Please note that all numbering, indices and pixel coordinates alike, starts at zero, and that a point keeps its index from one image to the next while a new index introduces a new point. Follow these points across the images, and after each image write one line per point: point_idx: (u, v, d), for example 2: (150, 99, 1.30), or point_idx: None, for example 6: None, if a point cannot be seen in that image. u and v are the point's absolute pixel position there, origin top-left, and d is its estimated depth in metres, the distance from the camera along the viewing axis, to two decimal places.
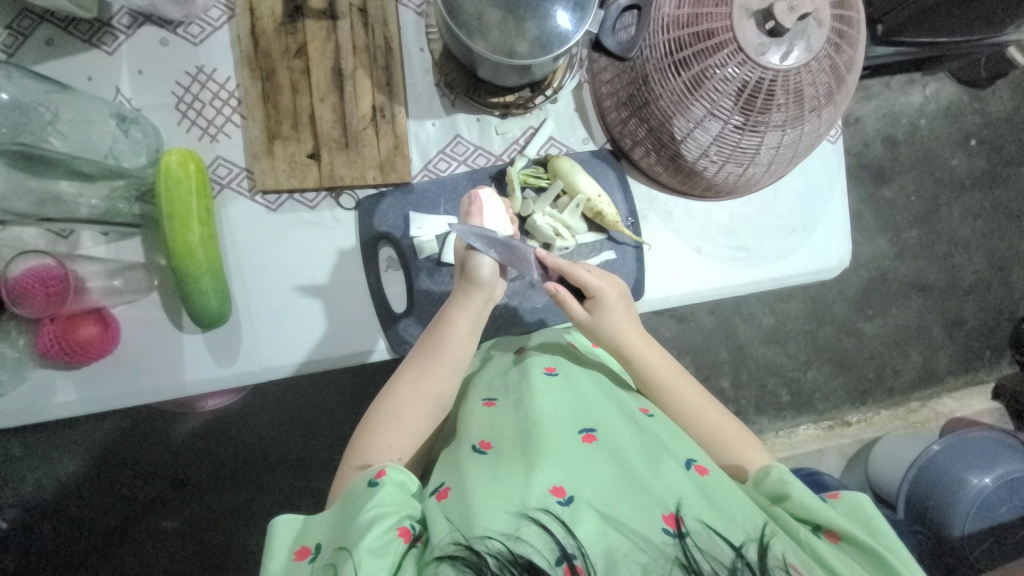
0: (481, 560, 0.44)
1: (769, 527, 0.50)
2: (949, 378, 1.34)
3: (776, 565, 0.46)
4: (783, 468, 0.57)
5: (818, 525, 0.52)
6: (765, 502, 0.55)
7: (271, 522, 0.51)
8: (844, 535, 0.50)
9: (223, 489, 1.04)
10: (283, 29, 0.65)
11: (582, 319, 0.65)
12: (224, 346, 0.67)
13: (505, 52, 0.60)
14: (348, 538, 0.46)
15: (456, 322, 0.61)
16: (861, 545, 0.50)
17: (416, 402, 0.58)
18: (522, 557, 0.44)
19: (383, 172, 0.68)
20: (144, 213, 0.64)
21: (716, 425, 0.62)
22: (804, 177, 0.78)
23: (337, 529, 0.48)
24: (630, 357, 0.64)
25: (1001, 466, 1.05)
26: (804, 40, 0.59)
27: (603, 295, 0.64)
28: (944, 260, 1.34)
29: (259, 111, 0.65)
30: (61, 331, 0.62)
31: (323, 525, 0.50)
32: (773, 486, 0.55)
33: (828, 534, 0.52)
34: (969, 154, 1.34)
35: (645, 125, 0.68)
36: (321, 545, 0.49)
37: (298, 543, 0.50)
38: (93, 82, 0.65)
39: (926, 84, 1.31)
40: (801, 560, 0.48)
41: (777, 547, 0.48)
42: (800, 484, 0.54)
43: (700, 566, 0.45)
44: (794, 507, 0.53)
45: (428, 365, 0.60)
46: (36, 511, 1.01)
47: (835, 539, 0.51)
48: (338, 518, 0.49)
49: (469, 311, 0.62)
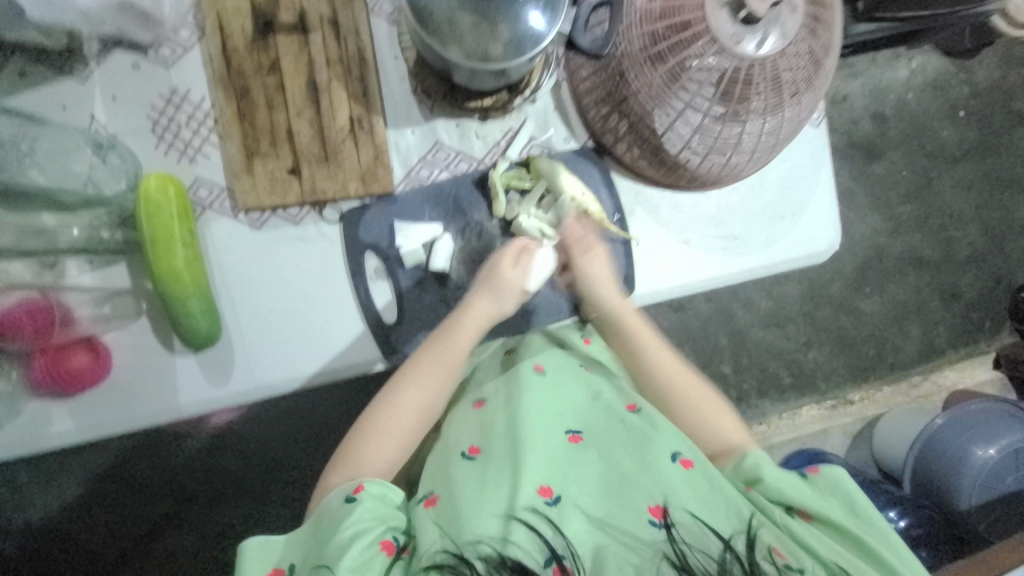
0: (470, 566, 0.44)
1: (755, 517, 0.51)
2: (950, 351, 1.34)
3: (762, 556, 0.47)
4: (757, 452, 0.56)
5: (792, 506, 0.53)
6: (741, 487, 0.55)
7: (241, 548, 0.51)
8: (817, 514, 0.52)
9: (232, 504, 1.05)
10: (255, 46, 0.65)
11: (573, 258, 0.66)
12: (217, 369, 0.67)
13: (478, 57, 0.60)
14: (327, 554, 0.46)
15: (461, 334, 0.61)
16: (836, 523, 0.51)
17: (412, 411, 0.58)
18: (511, 558, 0.45)
19: (365, 183, 0.68)
20: (128, 239, 0.64)
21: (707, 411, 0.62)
22: (790, 162, 0.78)
23: (313, 550, 0.48)
24: (618, 312, 0.66)
25: (1003, 436, 1.04)
26: (778, 27, 0.59)
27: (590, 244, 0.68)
28: (939, 233, 1.33)
29: (236, 130, 0.65)
30: (52, 362, 0.62)
31: (301, 544, 0.50)
32: (748, 471, 0.55)
33: (801, 513, 0.53)
34: (958, 126, 1.33)
35: (625, 121, 0.67)
36: (294, 566, 0.49)
37: (275, 563, 0.50)
38: (68, 111, 0.64)
39: (912, 57, 1.29)
40: (784, 544, 0.49)
41: (763, 536, 0.49)
42: (776, 469, 0.55)
43: (689, 559, 0.46)
44: (769, 493, 0.53)
45: (431, 374, 0.59)
46: (49, 535, 1.02)
47: (808, 518, 0.53)
48: (314, 538, 0.49)
49: (472, 322, 0.61)
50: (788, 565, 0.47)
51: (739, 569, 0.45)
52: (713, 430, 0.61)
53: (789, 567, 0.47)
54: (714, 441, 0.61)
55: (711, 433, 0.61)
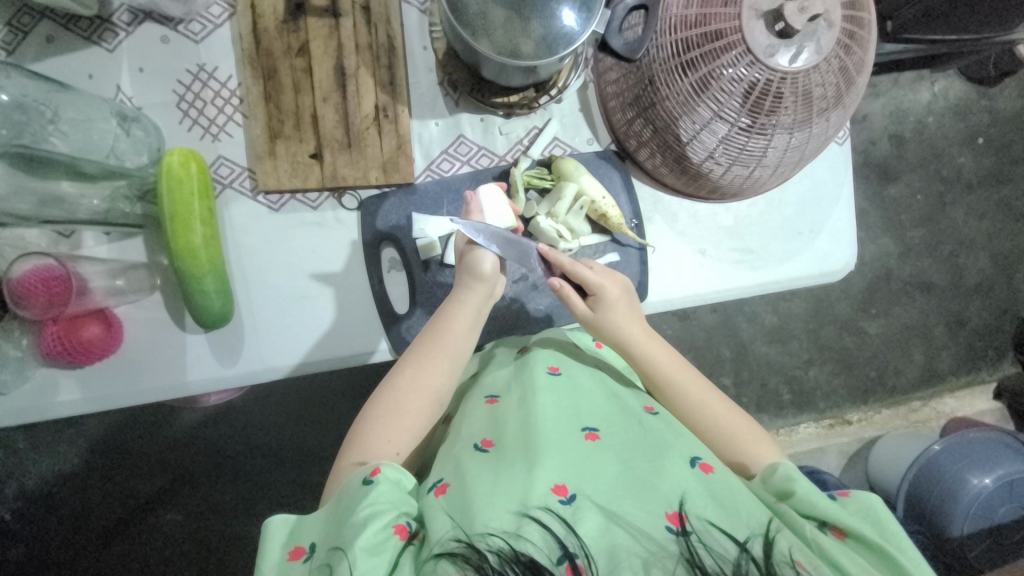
0: (482, 558, 0.43)
1: (774, 523, 0.49)
2: (952, 378, 1.34)
3: (782, 562, 0.45)
4: (789, 465, 0.56)
5: (825, 522, 0.51)
6: (771, 499, 0.54)
7: (264, 523, 0.51)
8: (851, 531, 0.50)
9: (227, 484, 1.05)
10: (285, 27, 0.64)
11: (584, 315, 0.64)
12: (227, 347, 0.67)
13: (509, 52, 0.59)
14: (342, 537, 0.46)
15: (457, 319, 0.61)
16: (868, 541, 0.50)
17: (416, 396, 0.58)
18: (523, 555, 0.44)
19: (386, 172, 0.67)
20: (147, 214, 0.64)
21: (724, 423, 0.61)
22: (811, 179, 0.77)
23: (329, 531, 0.48)
24: (634, 354, 0.63)
25: (1001, 467, 1.04)
26: (814, 42, 0.58)
27: (605, 292, 0.63)
28: (949, 259, 1.33)
29: (261, 111, 0.65)
30: (64, 331, 0.62)
31: (317, 524, 0.50)
32: (779, 483, 0.55)
33: (834, 530, 0.51)
34: (976, 153, 1.32)
35: (651, 126, 0.67)
36: (315, 545, 0.49)
37: (292, 543, 0.50)
38: (94, 80, 0.64)
39: (935, 81, 1.29)
40: (807, 557, 0.47)
41: (783, 543, 0.47)
42: (806, 483, 0.54)
43: (704, 561, 0.45)
44: (799, 504, 0.52)
45: (430, 360, 0.59)
46: (42, 502, 1.02)
47: (841, 536, 0.51)
48: (331, 519, 0.49)
49: (469, 308, 0.61)
50: None
51: (755, 573, 0.45)
52: (732, 444, 0.60)
53: None
54: (732, 455, 0.59)
55: (729, 447, 0.60)
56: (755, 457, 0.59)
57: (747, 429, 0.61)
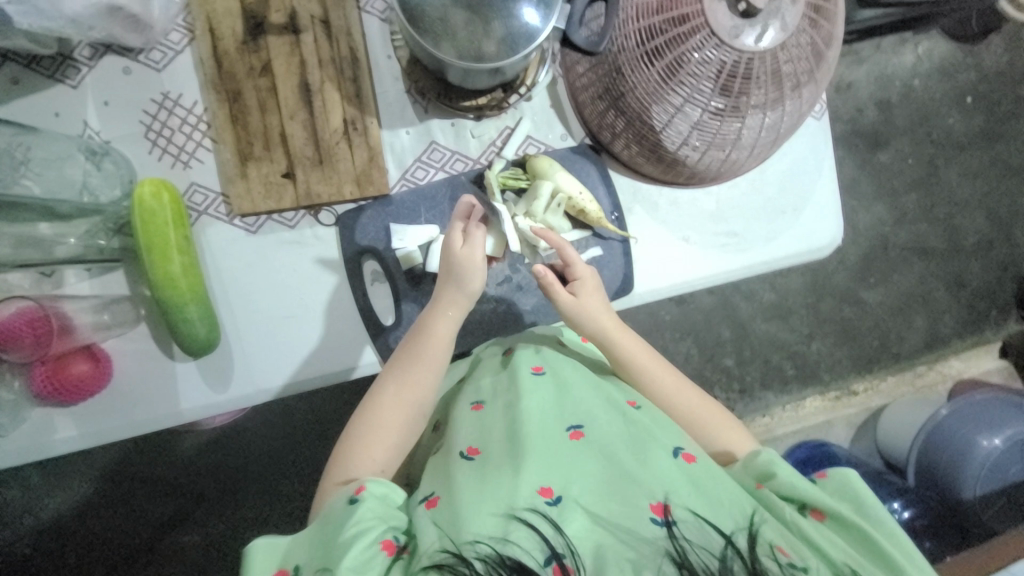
0: (469, 566, 0.43)
1: (758, 514, 0.50)
2: (956, 340, 1.33)
3: (765, 553, 0.46)
4: (771, 450, 0.56)
5: (804, 504, 0.52)
6: (752, 483, 0.54)
7: (247, 547, 0.51)
8: (829, 512, 0.50)
9: (238, 502, 1.06)
10: (246, 47, 0.64)
11: (567, 303, 0.63)
12: (216, 372, 0.67)
13: (472, 56, 0.59)
14: (329, 557, 0.46)
15: (438, 331, 0.60)
16: (847, 522, 0.50)
17: (399, 410, 0.58)
18: (510, 558, 0.44)
19: (360, 186, 0.67)
20: (124, 247, 0.64)
21: (702, 417, 0.61)
22: (792, 156, 0.76)
23: (316, 552, 0.48)
24: (613, 348, 0.63)
25: (1009, 426, 1.04)
26: (779, 19, 0.57)
27: (585, 279, 0.64)
28: (945, 222, 1.31)
29: (229, 134, 0.64)
30: (52, 371, 0.62)
31: (303, 547, 0.50)
32: (760, 467, 0.55)
33: (814, 512, 0.52)
34: (965, 112, 1.31)
35: (623, 117, 0.66)
36: (299, 567, 0.48)
37: (280, 565, 0.50)
38: (61, 118, 0.64)
39: (918, 42, 1.27)
40: (789, 543, 0.48)
41: (766, 534, 0.48)
42: (787, 466, 0.54)
43: (689, 557, 0.45)
44: (780, 488, 0.52)
45: (412, 373, 0.59)
46: (59, 535, 1.03)
47: (821, 517, 0.51)
48: (318, 539, 0.49)
49: (449, 320, 0.60)
50: (792, 564, 0.45)
51: (741, 565, 0.45)
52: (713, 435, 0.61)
53: (793, 566, 0.45)
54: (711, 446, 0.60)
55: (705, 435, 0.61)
56: (732, 444, 0.60)
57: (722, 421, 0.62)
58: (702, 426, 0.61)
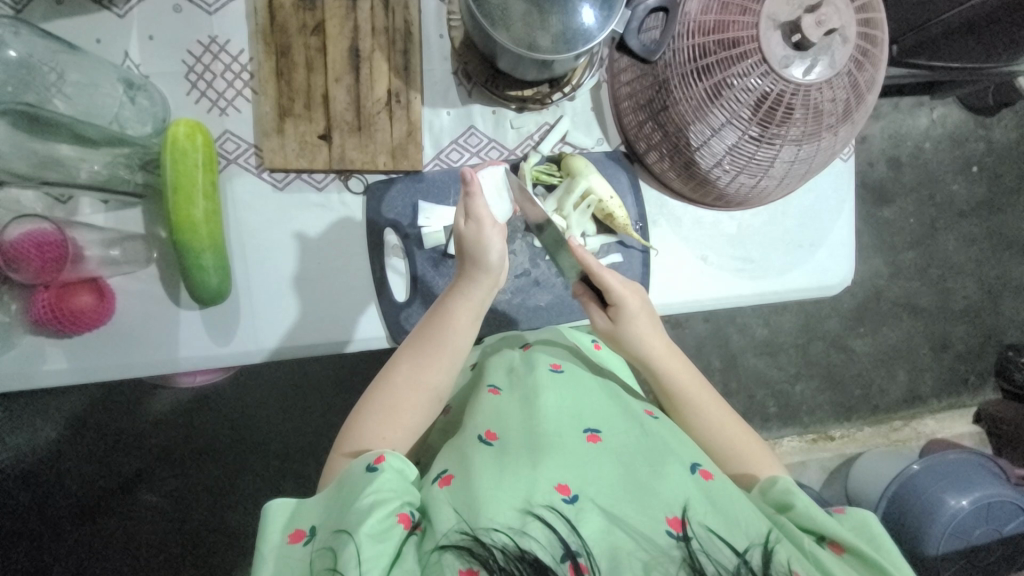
0: (487, 552, 0.43)
1: (773, 534, 0.49)
2: (934, 400, 1.36)
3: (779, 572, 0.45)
4: (788, 479, 0.56)
5: (822, 536, 0.51)
6: (770, 510, 0.54)
7: (264, 507, 0.50)
8: (849, 546, 0.50)
9: (209, 466, 1.03)
10: (301, 4, 0.63)
11: (604, 327, 0.64)
12: (222, 325, 0.66)
13: (526, 45, 0.59)
14: (348, 520, 0.45)
15: (459, 316, 0.59)
16: (865, 557, 0.49)
17: (410, 391, 0.57)
18: (528, 553, 0.43)
19: (395, 158, 0.67)
20: (147, 183, 0.63)
21: (723, 429, 0.62)
22: (815, 193, 0.78)
23: (332, 514, 0.47)
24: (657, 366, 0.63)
25: (978, 489, 1.02)
26: (828, 55, 0.59)
27: (626, 305, 0.62)
28: (937, 283, 1.35)
29: (271, 87, 0.64)
30: (54, 299, 0.60)
31: (317, 507, 0.49)
32: (778, 495, 0.54)
33: (832, 545, 0.51)
34: (970, 180, 1.35)
35: (661, 130, 0.67)
36: (316, 528, 0.48)
37: (293, 526, 0.49)
38: (102, 45, 0.63)
39: (934, 107, 1.31)
40: (804, 567, 0.47)
41: (781, 554, 0.47)
42: (806, 496, 0.54)
43: (705, 567, 0.44)
44: (798, 517, 0.52)
45: (431, 354, 0.58)
46: (17, 479, 0.99)
47: (839, 551, 0.50)
48: (331, 502, 0.49)
49: (471, 302, 0.60)
50: None
51: None
52: (736, 457, 0.60)
53: None
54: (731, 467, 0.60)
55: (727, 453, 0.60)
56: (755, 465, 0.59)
57: (736, 427, 0.62)
58: (728, 446, 0.61)
